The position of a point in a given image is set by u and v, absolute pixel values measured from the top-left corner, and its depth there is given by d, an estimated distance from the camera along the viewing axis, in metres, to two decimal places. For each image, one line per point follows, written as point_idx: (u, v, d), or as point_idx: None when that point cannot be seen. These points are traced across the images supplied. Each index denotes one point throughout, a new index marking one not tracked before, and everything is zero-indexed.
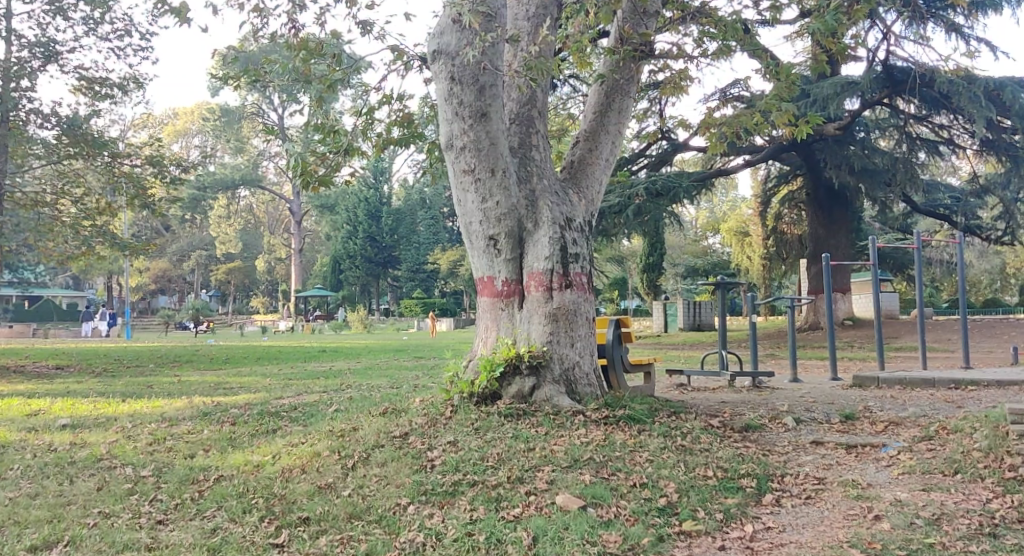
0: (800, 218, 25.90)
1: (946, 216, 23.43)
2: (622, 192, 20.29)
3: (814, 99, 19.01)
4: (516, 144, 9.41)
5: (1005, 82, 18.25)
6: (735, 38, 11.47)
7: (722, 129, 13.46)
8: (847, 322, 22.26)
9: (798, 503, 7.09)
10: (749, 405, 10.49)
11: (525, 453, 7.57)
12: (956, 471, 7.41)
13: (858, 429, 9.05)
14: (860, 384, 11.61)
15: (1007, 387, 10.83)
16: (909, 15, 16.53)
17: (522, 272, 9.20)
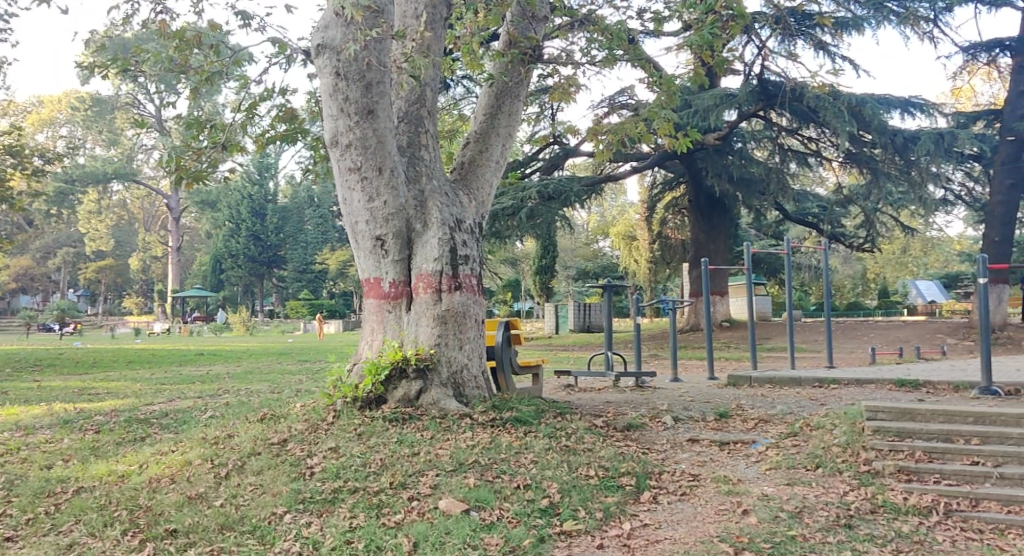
0: (683, 223, 26.69)
1: (814, 223, 24.55)
2: (514, 194, 20.37)
3: (694, 110, 19.59)
4: (404, 143, 9.32)
5: (865, 99, 19.08)
6: (620, 47, 11.79)
7: (608, 136, 13.74)
8: (724, 323, 23.06)
9: (673, 499, 7.30)
10: (631, 404, 10.72)
11: (409, 458, 7.51)
12: (818, 465, 7.75)
13: (731, 426, 9.38)
14: (734, 383, 12.02)
15: (866, 385, 11.40)
16: (780, 31, 17.27)
17: (410, 273, 9.12)
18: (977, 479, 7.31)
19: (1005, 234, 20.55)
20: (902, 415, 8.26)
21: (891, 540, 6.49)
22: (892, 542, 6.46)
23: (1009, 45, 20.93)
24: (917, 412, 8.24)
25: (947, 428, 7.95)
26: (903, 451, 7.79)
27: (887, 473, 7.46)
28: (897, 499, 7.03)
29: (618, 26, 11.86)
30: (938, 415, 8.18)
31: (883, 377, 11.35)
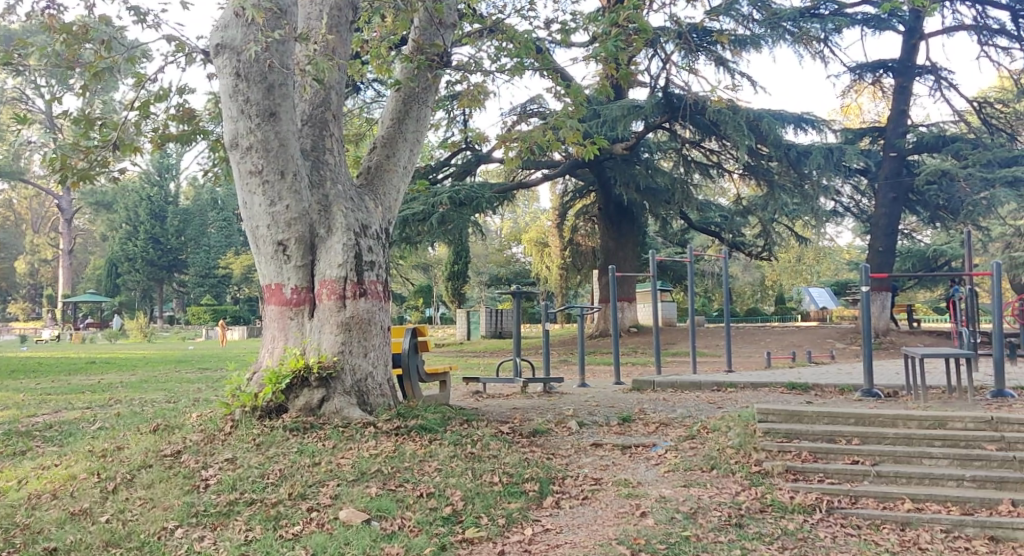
0: (593, 230, 27.03)
1: (716, 232, 25.21)
2: (425, 200, 20.21)
3: (603, 120, 19.98)
4: (308, 147, 9.18)
5: (762, 114, 19.70)
6: (527, 57, 11.95)
7: (517, 143, 13.84)
8: (631, 329, 23.44)
9: (575, 503, 7.39)
10: (537, 409, 10.79)
11: (310, 468, 7.37)
12: (713, 467, 7.94)
13: (633, 431, 9.54)
14: (637, 388, 12.22)
15: (761, 389, 11.76)
16: (682, 46, 17.72)
17: (313, 279, 8.95)
18: (857, 477, 7.61)
19: (889, 245, 21.56)
20: (790, 417, 8.54)
21: (778, 538, 6.71)
22: (779, 540, 6.69)
23: (892, 66, 22.01)
24: (804, 414, 8.52)
25: (831, 429, 8.26)
26: (790, 452, 8.05)
27: (776, 473, 7.71)
28: (784, 498, 7.27)
29: (526, 34, 11.99)
30: (824, 416, 8.49)
31: (777, 381, 11.72)
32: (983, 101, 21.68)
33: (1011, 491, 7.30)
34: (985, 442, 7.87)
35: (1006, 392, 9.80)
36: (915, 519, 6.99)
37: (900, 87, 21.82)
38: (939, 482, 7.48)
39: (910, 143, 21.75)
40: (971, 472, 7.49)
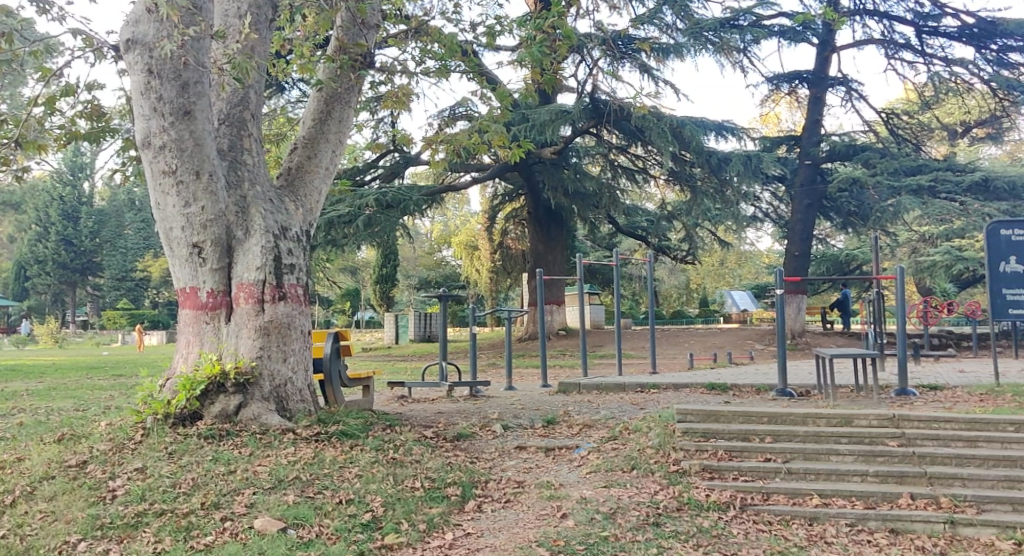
0: (523, 233, 27.07)
1: (643, 236, 25.52)
2: (351, 202, 19.92)
3: (531, 124, 19.99)
4: (225, 147, 8.96)
5: (685, 121, 20.03)
6: (452, 60, 11.93)
7: (443, 146, 13.78)
8: (560, 332, 23.54)
9: (497, 507, 7.38)
10: (462, 413, 10.74)
11: (224, 476, 7.18)
12: (633, 467, 8.00)
13: (557, 433, 9.56)
14: (563, 390, 12.27)
15: (684, 390, 11.92)
16: (608, 52, 17.91)
17: (230, 282, 8.74)
18: (769, 475, 7.77)
19: (804, 249, 22.19)
20: (707, 416, 8.66)
21: (693, 536, 6.83)
22: (694, 537, 6.81)
23: (807, 77, 22.65)
24: (721, 414, 8.66)
25: (746, 428, 8.41)
26: (707, 451, 8.16)
27: (693, 472, 7.82)
28: (700, 496, 7.39)
29: (451, 36, 11.96)
30: (739, 415, 8.64)
31: (698, 383, 11.90)
32: (890, 111, 22.56)
33: (911, 486, 7.52)
34: (887, 439, 8.10)
35: (909, 390, 10.15)
36: (822, 514, 7.17)
37: (814, 98, 22.48)
38: (845, 477, 7.67)
39: (825, 152, 22.54)
40: (874, 467, 7.71)
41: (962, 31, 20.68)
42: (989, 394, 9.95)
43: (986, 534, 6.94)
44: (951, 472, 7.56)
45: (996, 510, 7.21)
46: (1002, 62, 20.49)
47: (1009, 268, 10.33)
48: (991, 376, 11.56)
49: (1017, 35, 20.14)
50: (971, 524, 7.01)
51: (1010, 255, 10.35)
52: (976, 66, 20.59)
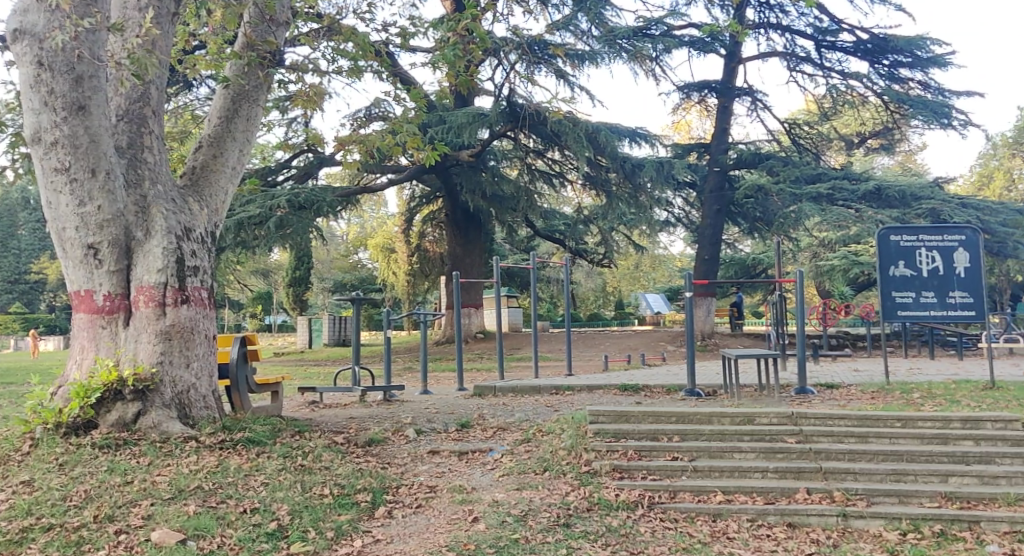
0: (441, 236, 26.91)
1: (560, 239, 25.68)
2: (262, 203, 19.45)
3: (448, 126, 19.78)
4: (124, 144, 8.58)
5: (600, 126, 20.22)
6: (365, 60, 11.78)
7: (356, 147, 13.59)
8: (478, 335, 23.47)
9: (408, 512, 7.27)
10: (375, 418, 10.56)
11: (119, 487, 6.89)
12: (545, 468, 8.00)
13: (471, 436, 9.50)
14: (478, 393, 12.19)
15: (597, 391, 11.99)
16: (524, 57, 17.95)
17: (128, 285, 8.39)
18: (676, 473, 7.86)
19: (713, 253, 22.70)
20: (618, 417, 8.71)
21: (602, 536, 6.85)
22: (603, 537, 6.84)
23: (715, 87, 23.18)
24: (631, 414, 8.72)
25: (655, 427, 8.49)
26: (617, 451, 8.20)
27: (603, 472, 7.86)
28: (610, 496, 7.43)
29: (364, 36, 11.79)
30: (649, 415, 8.72)
31: (611, 384, 11.99)
32: (792, 122, 23.38)
33: (808, 481, 7.70)
34: (786, 435, 8.29)
35: (809, 389, 10.43)
36: (726, 510, 7.27)
37: (722, 107, 23.03)
38: (747, 474, 7.81)
39: (731, 159, 22.97)
40: (774, 463, 7.86)
41: (857, 46, 21.45)
42: (881, 391, 10.30)
43: (875, 526, 7.15)
44: (844, 466, 7.77)
45: (885, 502, 7.43)
46: (893, 76, 21.36)
47: (898, 272, 10.72)
48: (885, 375, 11.99)
49: (907, 51, 20.99)
50: (862, 516, 7.21)
51: (898, 259, 10.75)
52: (870, 80, 21.40)
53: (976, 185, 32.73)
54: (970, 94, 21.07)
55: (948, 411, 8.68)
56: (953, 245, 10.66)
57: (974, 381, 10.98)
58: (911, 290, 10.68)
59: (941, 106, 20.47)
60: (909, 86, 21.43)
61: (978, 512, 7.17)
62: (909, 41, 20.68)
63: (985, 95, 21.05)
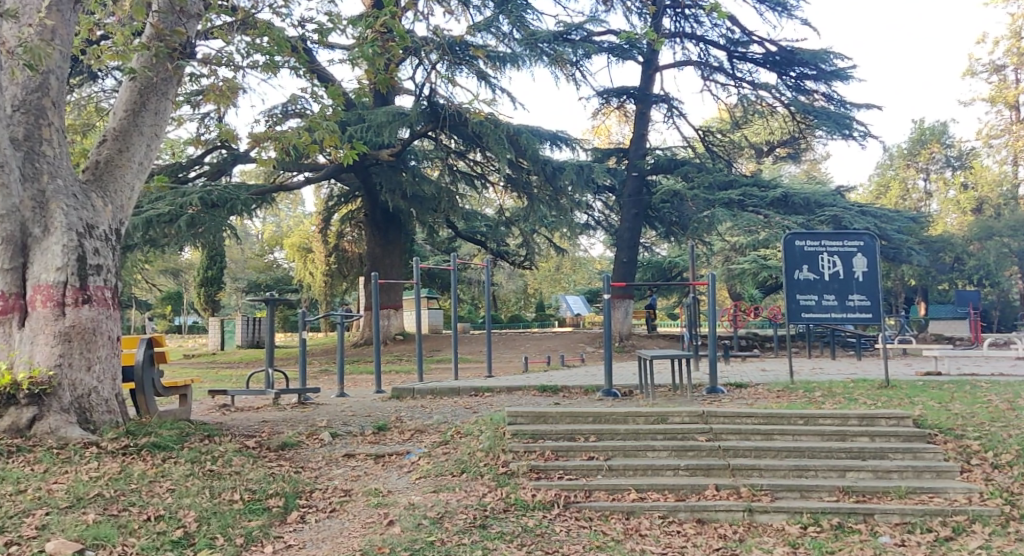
0: (359, 236, 26.56)
1: (481, 241, 25.64)
2: (173, 200, 18.83)
3: (368, 125, 19.51)
4: (20, 136, 8.13)
5: (521, 129, 20.25)
6: (280, 56, 11.52)
7: (271, 144, 13.27)
8: (396, 337, 23.23)
9: (321, 517, 7.10)
10: (289, 421, 10.30)
11: (12, 497, 6.55)
12: (463, 470, 7.93)
13: (388, 439, 9.36)
14: (395, 396, 12.03)
15: (515, 392, 11.96)
16: (444, 58, 17.84)
17: (25, 284, 8.01)
18: (591, 472, 7.88)
19: (631, 256, 22.99)
20: (536, 418, 8.72)
21: (517, 536, 6.82)
22: (518, 537, 6.80)
23: (633, 93, 23.48)
24: (549, 415, 8.73)
25: (572, 427, 8.50)
26: (535, 451, 8.19)
27: (521, 473, 7.82)
28: (526, 496, 7.40)
29: (280, 31, 11.52)
30: (567, 416, 8.75)
31: (529, 385, 11.99)
32: (706, 129, 23.89)
33: (716, 478, 7.81)
34: (697, 434, 8.41)
35: (720, 389, 10.61)
36: (638, 507, 7.32)
37: (640, 112, 23.35)
38: (659, 472, 7.88)
39: (649, 164, 23.32)
40: (685, 461, 7.96)
41: (766, 58, 21.98)
42: (786, 390, 10.55)
43: (779, 520, 7.28)
44: (750, 463, 7.90)
45: (787, 497, 7.58)
46: (799, 88, 21.98)
47: (802, 276, 11.03)
48: (791, 375, 12.29)
49: (812, 64, 21.64)
50: (766, 511, 7.34)
51: (802, 264, 11.06)
52: (778, 91, 22.00)
53: (877, 193, 33.91)
54: (869, 107, 21.87)
55: (848, 409, 8.93)
56: (853, 251, 11.02)
57: (871, 380, 11.38)
58: (814, 293, 11.00)
59: (843, 117, 21.25)
60: (814, 98, 22.09)
61: (873, 505, 7.38)
62: (814, 54, 21.32)
63: (882, 108, 21.89)
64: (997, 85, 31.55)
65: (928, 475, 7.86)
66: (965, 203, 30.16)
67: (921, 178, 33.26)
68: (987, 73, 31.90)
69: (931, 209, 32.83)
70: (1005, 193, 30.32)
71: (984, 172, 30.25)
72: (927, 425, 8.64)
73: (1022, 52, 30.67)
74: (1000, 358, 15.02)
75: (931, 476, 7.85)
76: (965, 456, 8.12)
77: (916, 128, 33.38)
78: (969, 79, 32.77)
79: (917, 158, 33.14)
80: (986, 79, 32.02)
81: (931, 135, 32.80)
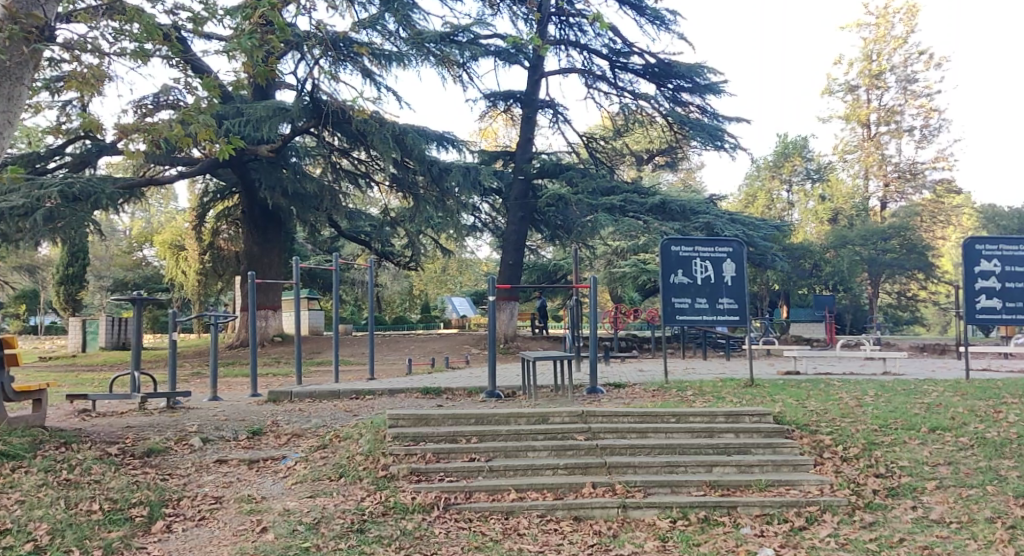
0: (236, 234, 25.67)
1: (364, 241, 25.23)
2: (29, 193, 17.68)
3: (247, 119, 18.86)
4: None
5: (407, 129, 20.01)
6: (151, 44, 10.95)
7: (140, 136, 12.59)
8: (275, 338, 22.57)
9: (189, 526, 6.74)
10: (156, 427, 9.79)
11: None
12: (341, 475, 7.69)
13: (262, 444, 9.00)
14: (273, 399, 11.59)
15: (397, 395, 11.74)
16: (326, 54, 17.43)
17: None
18: (471, 474, 7.77)
19: (516, 258, 23.08)
20: (418, 421, 8.57)
21: (395, 539, 6.66)
22: (396, 541, 6.64)
23: (519, 96, 23.57)
24: (431, 417, 8.59)
25: (453, 429, 8.39)
26: (415, 454, 8.01)
27: (401, 476, 7.63)
28: (406, 499, 7.22)
29: (151, 18, 10.94)
30: (448, 418, 8.62)
31: (412, 387, 11.79)
32: (590, 135, 24.23)
33: (593, 475, 7.83)
34: (576, 433, 8.44)
35: (599, 389, 10.69)
36: (517, 507, 7.27)
37: (526, 116, 23.47)
38: (538, 472, 7.84)
39: (534, 167, 23.44)
40: (564, 460, 7.95)
41: (646, 70, 22.45)
42: (661, 390, 10.74)
43: (650, 515, 7.34)
44: (625, 460, 7.98)
45: (659, 493, 7.66)
46: (676, 99, 22.56)
47: (677, 280, 11.23)
48: (665, 375, 12.54)
49: (688, 77, 22.24)
50: (639, 507, 7.39)
51: (677, 268, 11.26)
52: (656, 102, 22.52)
53: (744, 202, 35.15)
54: (740, 121, 22.67)
55: (715, 407, 9.16)
56: (723, 256, 11.31)
57: (736, 379, 11.75)
58: (687, 297, 11.22)
59: (716, 129, 21.96)
60: (690, 110, 22.72)
61: (736, 498, 7.54)
62: (690, 68, 21.92)
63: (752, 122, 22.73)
64: (851, 104, 33.31)
65: (785, 469, 8.10)
66: (823, 213, 31.69)
67: (784, 189, 34.67)
68: (843, 92, 33.57)
69: (793, 218, 34.31)
70: (858, 204, 32.06)
71: (840, 185, 32.09)
72: (785, 421, 8.95)
73: (873, 74, 32.44)
74: (852, 359, 15.86)
75: (788, 470, 8.09)
76: (818, 450, 8.42)
77: (780, 141, 34.53)
78: (826, 97, 34.43)
79: (781, 170, 34.56)
80: (841, 97, 33.71)
81: (794, 148, 34.05)
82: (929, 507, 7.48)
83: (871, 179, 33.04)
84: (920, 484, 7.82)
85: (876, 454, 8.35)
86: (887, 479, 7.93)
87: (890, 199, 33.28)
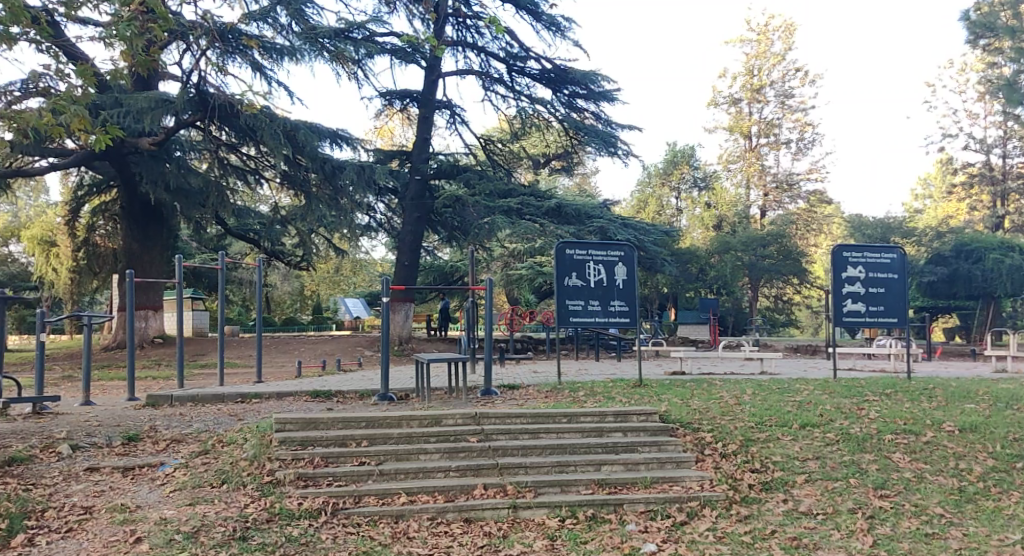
0: (114, 231, 24.49)
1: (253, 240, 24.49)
2: None
3: (127, 110, 17.99)
4: None
5: (299, 125, 19.50)
6: (18, 27, 10.23)
7: (6, 124, 11.77)
8: (155, 340, 21.64)
9: (54, 538, 6.31)
10: (21, 433, 9.15)
11: None
12: (223, 481, 7.33)
13: (138, 451, 8.52)
14: (152, 403, 11.02)
15: (284, 398, 11.35)
16: (213, 45, 16.79)
17: None
18: (361, 478, 7.52)
19: (411, 259, 22.81)
20: (306, 424, 8.25)
21: (279, 547, 6.39)
22: (280, 548, 6.37)
23: (416, 96, 23.30)
24: (320, 421, 8.28)
25: (343, 433, 8.12)
26: (302, 459, 7.72)
27: (287, 482, 7.33)
28: (292, 505, 6.94)
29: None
30: (338, 422, 8.34)
31: (300, 390, 11.41)
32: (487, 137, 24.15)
33: (485, 477, 7.71)
34: (468, 435, 8.30)
35: (493, 390, 10.60)
36: (407, 510, 7.07)
37: (423, 116, 23.21)
38: (430, 474, 7.66)
39: (430, 167, 23.21)
40: (456, 462, 7.80)
41: (542, 74, 22.50)
42: (555, 391, 10.73)
43: (540, 515, 7.27)
44: (517, 461, 7.88)
45: (549, 492, 7.60)
46: (571, 105, 22.72)
47: (571, 283, 11.24)
48: (557, 376, 12.57)
49: (582, 83, 22.42)
50: (529, 507, 7.31)
51: (571, 271, 11.26)
52: (552, 106, 22.63)
53: (634, 208, 35.77)
54: (632, 128, 23.02)
55: (604, 407, 9.17)
56: (615, 260, 11.38)
57: (626, 380, 11.89)
58: (581, 299, 11.24)
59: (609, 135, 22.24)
60: (584, 116, 22.92)
61: (623, 495, 7.55)
62: (585, 74, 22.11)
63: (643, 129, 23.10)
64: (735, 116, 34.34)
65: (669, 466, 8.17)
66: (708, 219, 32.54)
67: (672, 196, 35.44)
68: (727, 104, 34.54)
69: (681, 224, 35.12)
70: (740, 212, 33.02)
71: (723, 193, 32.69)
72: (670, 419, 9.04)
73: (755, 88, 33.52)
74: (733, 359, 16.49)
75: (672, 467, 8.16)
76: (700, 447, 8.54)
77: (669, 149, 35.29)
78: (712, 108, 35.37)
79: (670, 177, 35.31)
80: (725, 109, 34.69)
81: (682, 157, 34.88)
82: (798, 500, 7.67)
83: (752, 188, 33.81)
84: (791, 478, 8.00)
85: (752, 449, 8.50)
86: (761, 473, 8.09)
87: (769, 207, 34.31)
